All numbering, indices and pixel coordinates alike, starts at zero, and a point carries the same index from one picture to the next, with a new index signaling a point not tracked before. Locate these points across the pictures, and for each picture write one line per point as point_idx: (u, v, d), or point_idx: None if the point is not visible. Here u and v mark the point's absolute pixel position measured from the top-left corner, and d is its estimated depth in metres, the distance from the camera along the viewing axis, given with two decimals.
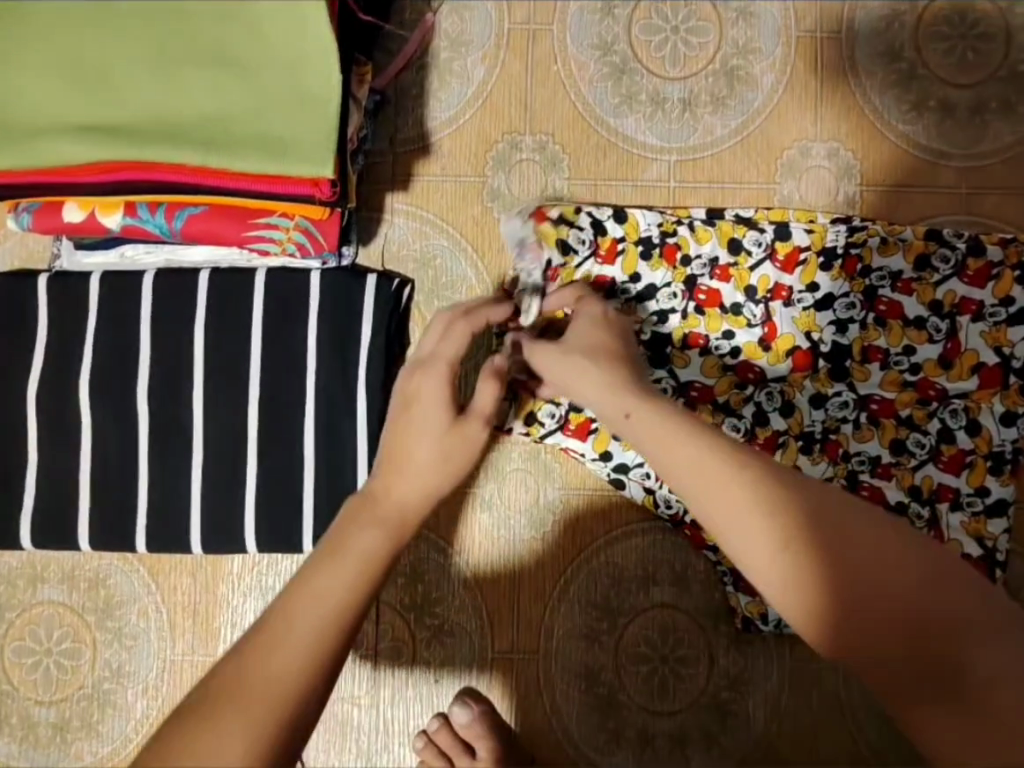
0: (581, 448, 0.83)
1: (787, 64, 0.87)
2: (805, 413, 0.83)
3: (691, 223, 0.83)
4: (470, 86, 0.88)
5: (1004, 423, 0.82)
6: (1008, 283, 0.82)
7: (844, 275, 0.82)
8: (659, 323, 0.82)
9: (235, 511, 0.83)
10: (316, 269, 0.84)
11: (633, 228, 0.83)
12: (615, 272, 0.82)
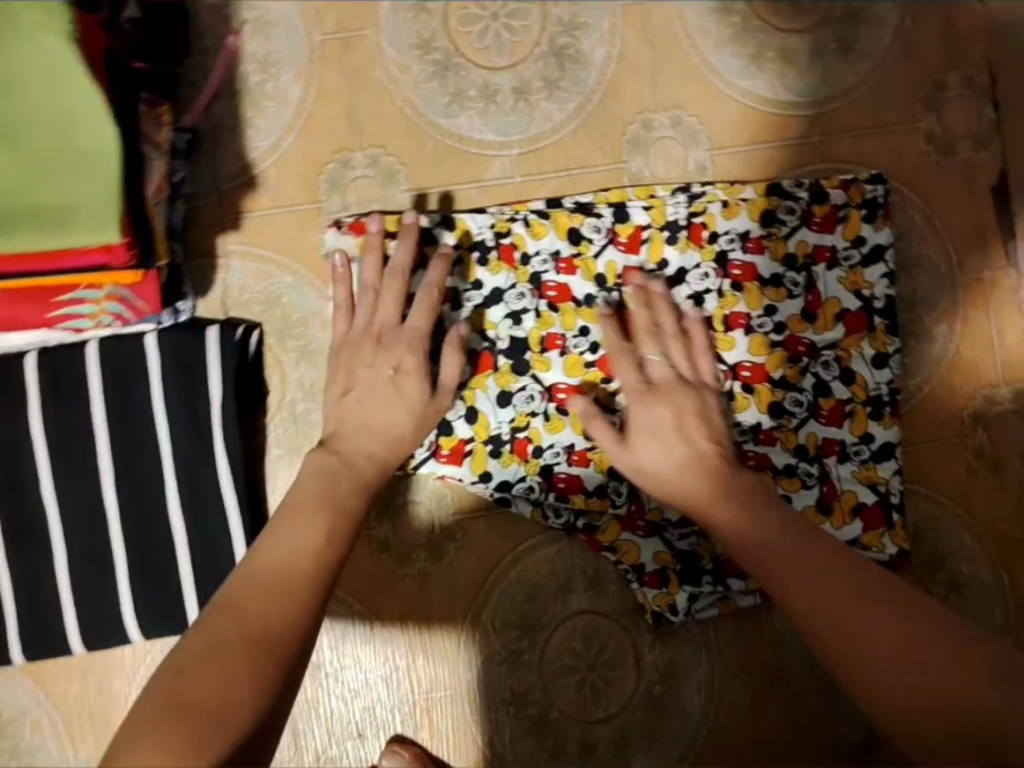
0: (459, 474, 0.81)
1: (616, 35, 0.83)
2: None
3: (526, 219, 0.81)
4: (289, 108, 0.81)
5: (876, 366, 0.82)
6: (856, 223, 0.82)
7: (692, 244, 0.82)
8: (513, 325, 0.81)
9: (113, 600, 0.78)
10: (151, 331, 0.78)
11: (464, 233, 0.80)
12: (454, 283, 0.81)
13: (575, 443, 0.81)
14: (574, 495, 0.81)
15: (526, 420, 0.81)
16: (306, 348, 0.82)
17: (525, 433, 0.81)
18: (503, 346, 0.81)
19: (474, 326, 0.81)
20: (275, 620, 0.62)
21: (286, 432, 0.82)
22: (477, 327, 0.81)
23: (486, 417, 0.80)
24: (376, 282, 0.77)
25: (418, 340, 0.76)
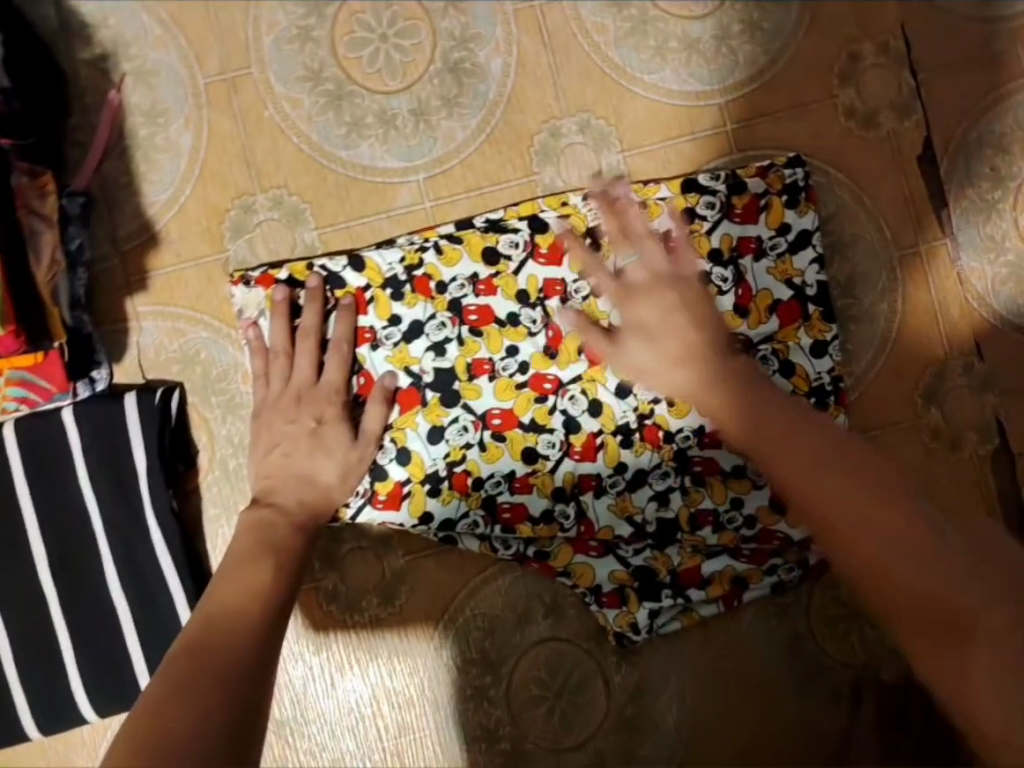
0: (398, 515, 0.79)
1: (511, 43, 0.80)
2: (614, 409, 0.79)
3: (438, 246, 0.79)
4: (182, 158, 0.79)
5: (815, 355, 0.80)
6: (777, 210, 0.79)
7: (612, 251, 0.78)
8: (436, 356, 0.79)
9: (62, 683, 0.76)
10: (67, 405, 0.76)
11: (375, 271, 0.78)
12: (371, 321, 0.79)
13: (515, 470, 0.79)
14: (520, 523, 0.79)
15: (461, 453, 0.79)
16: (231, 403, 0.80)
17: (463, 466, 0.79)
18: (429, 379, 0.79)
19: (397, 361, 0.79)
20: (237, 655, 0.61)
21: (221, 491, 0.80)
22: (401, 363, 0.79)
23: (419, 456, 0.79)
24: (288, 345, 0.77)
25: (336, 395, 0.77)
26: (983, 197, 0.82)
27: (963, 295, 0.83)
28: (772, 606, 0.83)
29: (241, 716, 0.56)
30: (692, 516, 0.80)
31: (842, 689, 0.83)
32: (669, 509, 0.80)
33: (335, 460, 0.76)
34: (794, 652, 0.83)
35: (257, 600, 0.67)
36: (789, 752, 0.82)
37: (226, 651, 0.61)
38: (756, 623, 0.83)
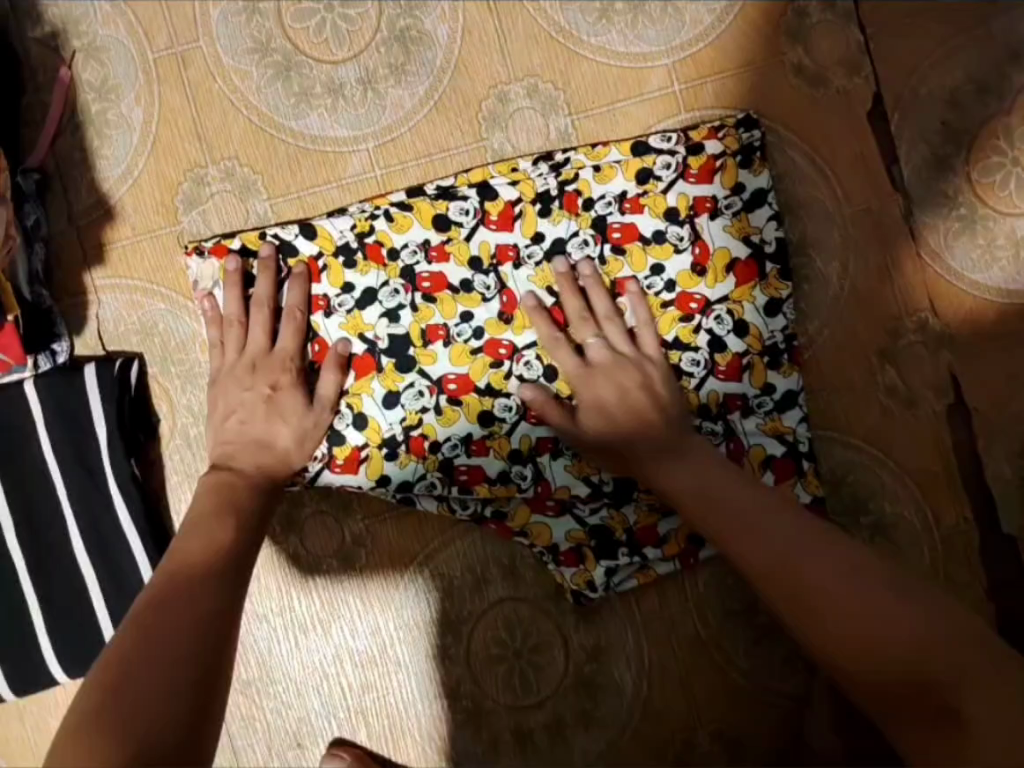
0: (354, 480, 0.81)
1: (456, 10, 0.80)
2: (569, 371, 0.80)
3: (389, 214, 0.80)
4: (134, 132, 0.80)
5: (770, 315, 0.79)
6: (732, 171, 0.79)
7: (566, 214, 0.79)
8: (391, 322, 0.80)
9: (31, 648, 0.78)
10: (28, 377, 0.78)
11: (327, 240, 0.79)
12: (324, 289, 0.80)
13: (472, 433, 0.80)
14: (478, 484, 0.80)
15: (417, 418, 0.80)
16: (190, 372, 0.81)
17: (419, 430, 0.80)
18: (384, 345, 0.80)
19: (350, 328, 0.80)
20: (202, 610, 0.65)
21: (183, 458, 0.82)
22: (354, 329, 0.80)
23: (375, 421, 0.80)
24: (242, 314, 0.79)
25: (290, 361, 0.79)
26: (936, 152, 0.82)
27: (916, 252, 0.82)
28: (730, 565, 0.83)
29: (206, 669, 0.61)
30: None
31: (801, 649, 0.83)
32: None
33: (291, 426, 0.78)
34: (752, 613, 0.83)
35: (218, 555, 0.69)
36: (747, 711, 0.82)
37: (185, 601, 0.65)
38: (715, 582, 0.83)
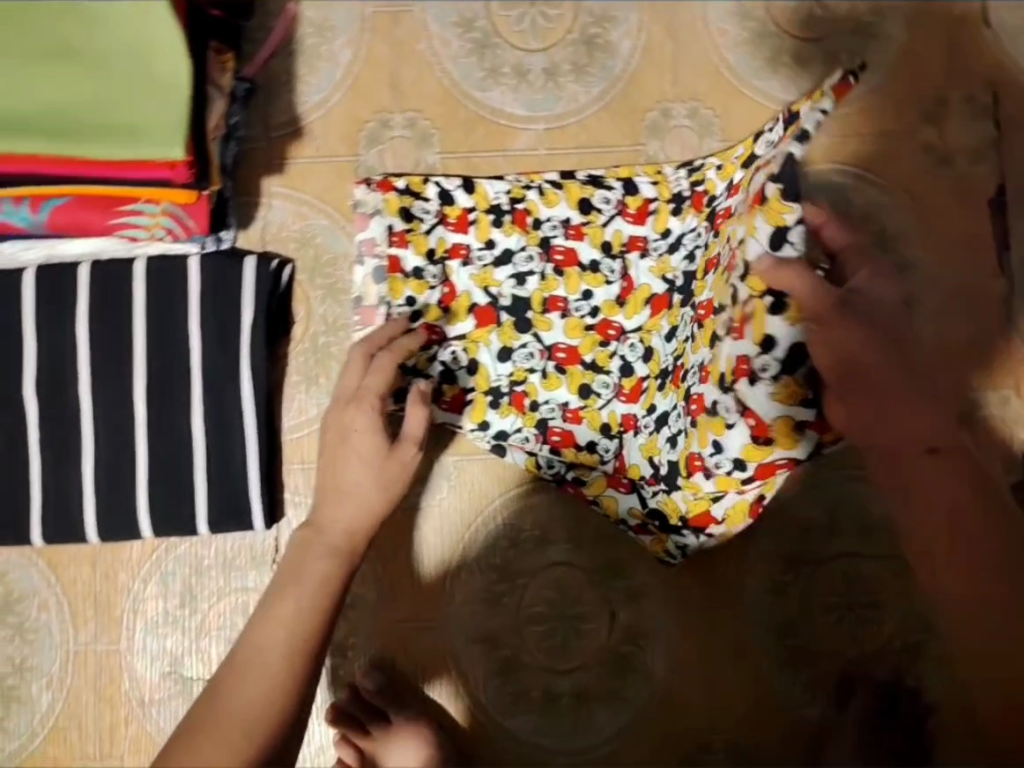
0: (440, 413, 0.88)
1: (643, 30, 0.90)
2: (660, 353, 0.77)
3: (542, 188, 0.86)
4: (339, 68, 0.89)
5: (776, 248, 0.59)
6: (792, 130, 0.64)
7: (693, 211, 0.79)
8: (516, 284, 0.85)
9: (130, 498, 0.84)
10: (194, 253, 0.85)
11: (483, 197, 0.86)
12: (469, 239, 0.86)
13: (570, 403, 0.83)
14: (568, 449, 0.85)
15: (524, 376, 0.85)
16: (333, 287, 0.89)
17: (522, 387, 0.85)
18: (505, 302, 0.85)
19: (479, 280, 0.85)
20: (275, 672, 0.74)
21: (306, 361, 0.89)
22: (481, 282, 0.85)
23: (486, 369, 0.85)
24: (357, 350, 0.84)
25: (370, 399, 0.80)
26: None
27: (1010, 334, 0.88)
28: (780, 584, 0.87)
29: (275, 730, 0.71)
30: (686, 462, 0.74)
31: (833, 679, 0.86)
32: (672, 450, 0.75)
33: (372, 472, 0.81)
34: (792, 630, 0.86)
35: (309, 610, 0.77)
36: (769, 726, 0.85)
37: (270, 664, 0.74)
38: (763, 594, 0.87)
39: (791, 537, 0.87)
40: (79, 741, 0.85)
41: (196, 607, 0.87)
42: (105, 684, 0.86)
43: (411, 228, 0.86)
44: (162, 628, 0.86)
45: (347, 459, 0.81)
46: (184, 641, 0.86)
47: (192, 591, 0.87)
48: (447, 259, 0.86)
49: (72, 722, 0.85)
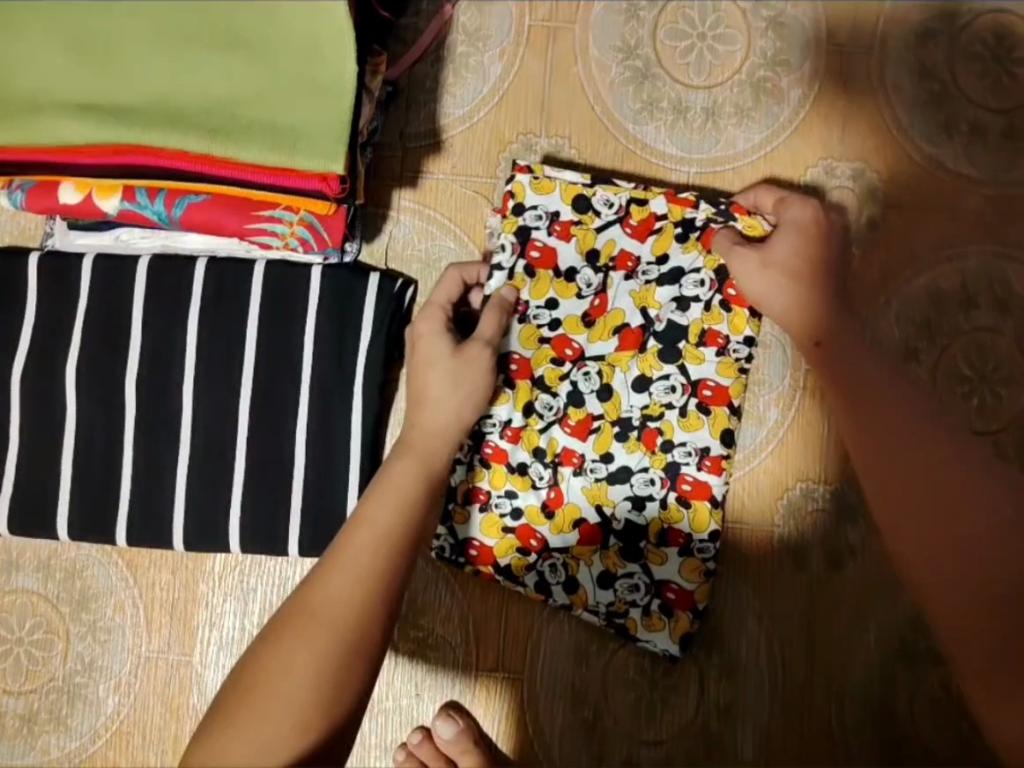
0: (510, 455, 0.81)
1: (815, 79, 0.84)
2: (623, 397, 0.81)
3: (750, 216, 0.81)
4: (487, 83, 0.85)
5: (634, 389, 0.81)
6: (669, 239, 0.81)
7: (697, 249, 0.81)
8: (676, 310, 0.81)
9: (222, 509, 0.81)
10: (318, 265, 0.82)
11: (679, 206, 0.81)
12: (641, 251, 0.82)
13: (710, 447, 0.81)
14: (698, 500, 0.81)
15: (660, 411, 0.81)
16: None
17: (658, 425, 0.81)
18: (660, 328, 0.81)
19: (637, 300, 0.81)
20: (360, 586, 0.67)
21: None
22: (639, 302, 0.81)
23: (619, 397, 0.81)
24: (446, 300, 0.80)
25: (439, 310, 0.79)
26: None
27: None
28: (882, 678, 0.82)
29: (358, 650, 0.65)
30: (663, 532, 0.81)
31: None
32: (642, 514, 0.81)
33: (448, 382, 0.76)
34: (888, 729, 0.81)
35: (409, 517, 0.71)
36: None
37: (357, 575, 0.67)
38: (866, 690, 0.82)
39: (897, 628, 0.82)
40: (142, 747, 0.82)
41: None
42: (174, 694, 0.83)
43: (581, 221, 0.81)
44: (235, 645, 0.83)
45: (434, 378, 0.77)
46: None
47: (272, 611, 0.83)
48: (611, 267, 0.81)
49: (136, 728, 0.83)
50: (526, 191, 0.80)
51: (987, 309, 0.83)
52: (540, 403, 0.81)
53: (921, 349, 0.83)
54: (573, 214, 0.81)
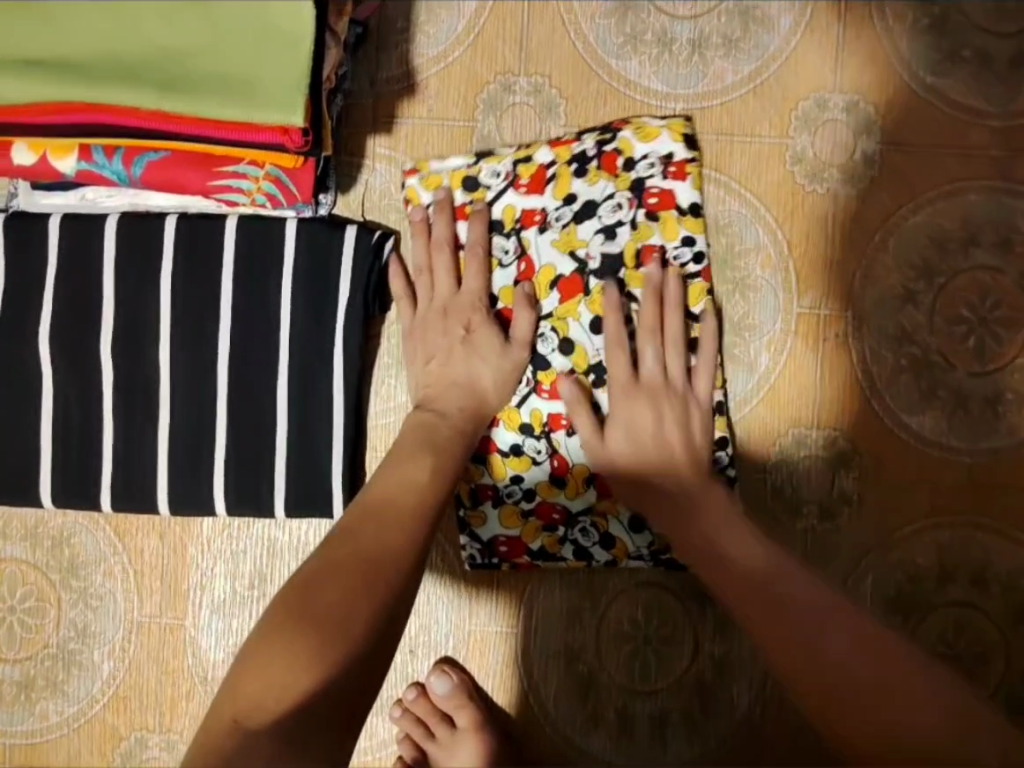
0: (501, 441, 0.80)
1: (807, 5, 0.80)
2: (586, 346, 0.78)
3: (635, 124, 0.78)
4: (461, 20, 0.81)
5: (594, 333, 0.78)
6: (583, 175, 0.78)
7: (605, 174, 0.78)
8: (606, 240, 0.78)
9: (206, 474, 0.79)
10: (293, 218, 0.79)
11: (564, 148, 0.78)
12: (545, 202, 0.78)
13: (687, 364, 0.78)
14: None
15: (625, 346, 0.78)
16: None
17: (628, 359, 0.78)
18: (595, 265, 0.78)
19: (563, 245, 0.78)
20: (385, 544, 0.67)
21: (398, 345, 0.84)
22: (566, 246, 0.78)
23: (583, 346, 0.78)
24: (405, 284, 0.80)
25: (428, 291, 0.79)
26: None
27: None
28: None
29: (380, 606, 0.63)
30: None
31: None
32: None
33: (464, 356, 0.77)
34: None
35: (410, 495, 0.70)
36: None
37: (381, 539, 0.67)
38: None
39: (897, 577, 0.81)
40: (139, 711, 0.83)
41: (263, 590, 0.82)
42: (169, 658, 0.83)
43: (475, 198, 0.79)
44: (227, 608, 0.83)
45: (464, 361, 0.77)
46: (249, 624, 0.82)
47: (262, 573, 0.82)
48: (520, 230, 0.79)
49: (132, 692, 0.83)
50: (421, 193, 0.80)
51: (991, 247, 0.80)
52: None
53: (920, 291, 0.81)
54: (465, 196, 0.79)
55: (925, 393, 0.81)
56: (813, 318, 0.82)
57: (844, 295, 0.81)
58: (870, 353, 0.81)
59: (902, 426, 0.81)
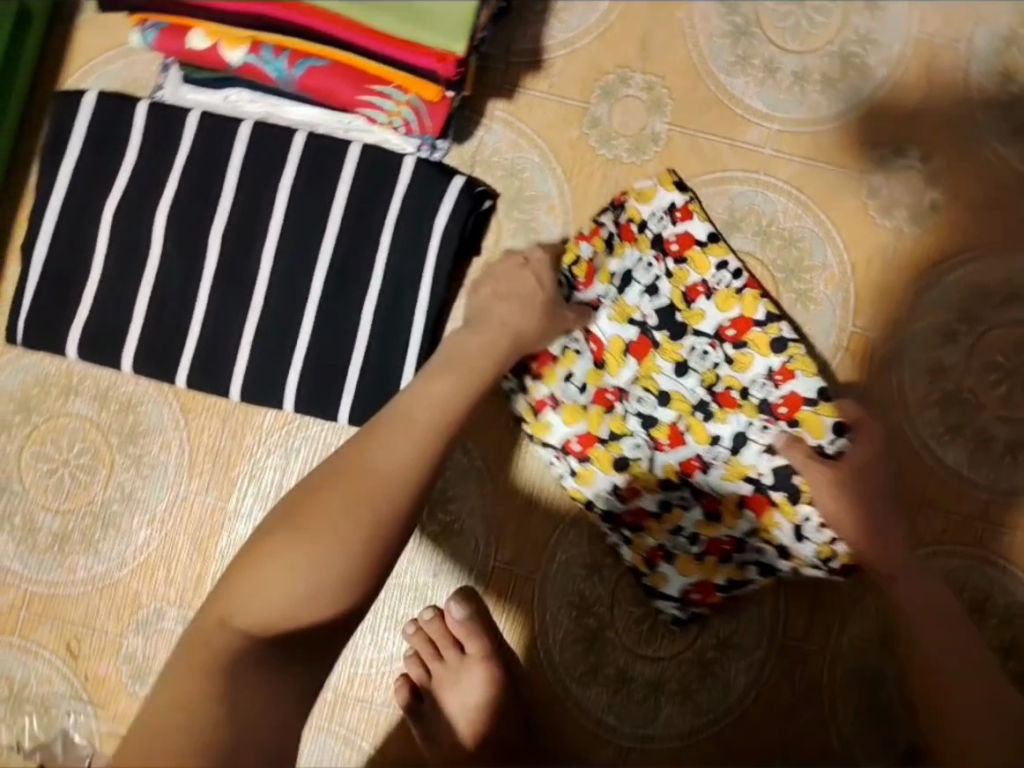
0: (649, 505, 0.84)
1: (900, 61, 0.89)
2: (681, 392, 0.83)
3: (633, 190, 0.83)
4: (594, 14, 0.89)
5: (681, 374, 0.83)
6: (620, 249, 0.84)
7: (628, 243, 0.84)
8: (651, 296, 0.83)
9: (281, 367, 0.84)
10: (411, 153, 0.86)
11: (596, 237, 0.84)
12: (601, 292, 0.84)
13: (770, 366, 0.80)
14: (801, 412, 0.79)
15: (713, 375, 0.83)
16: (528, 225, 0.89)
17: (720, 384, 0.82)
18: (654, 321, 0.83)
19: (619, 315, 0.84)
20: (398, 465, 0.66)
21: None
22: (622, 316, 0.84)
23: (679, 392, 0.83)
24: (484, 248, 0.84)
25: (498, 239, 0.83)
26: None
27: None
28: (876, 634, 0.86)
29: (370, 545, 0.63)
30: None
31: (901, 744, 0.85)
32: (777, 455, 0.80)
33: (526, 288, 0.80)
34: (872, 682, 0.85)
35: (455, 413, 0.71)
36: None
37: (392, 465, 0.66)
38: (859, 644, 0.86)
39: None
40: (164, 582, 0.86)
41: None
42: (204, 536, 0.86)
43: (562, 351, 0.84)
44: (269, 500, 0.87)
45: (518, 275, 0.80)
46: None
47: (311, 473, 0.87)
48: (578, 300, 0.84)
49: (162, 562, 0.86)
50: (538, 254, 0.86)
51: None
52: (628, 448, 0.83)
53: (960, 333, 0.88)
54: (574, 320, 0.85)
55: (950, 427, 0.88)
56: (863, 339, 0.88)
57: (892, 323, 0.88)
58: (907, 381, 0.88)
59: (925, 452, 0.88)
